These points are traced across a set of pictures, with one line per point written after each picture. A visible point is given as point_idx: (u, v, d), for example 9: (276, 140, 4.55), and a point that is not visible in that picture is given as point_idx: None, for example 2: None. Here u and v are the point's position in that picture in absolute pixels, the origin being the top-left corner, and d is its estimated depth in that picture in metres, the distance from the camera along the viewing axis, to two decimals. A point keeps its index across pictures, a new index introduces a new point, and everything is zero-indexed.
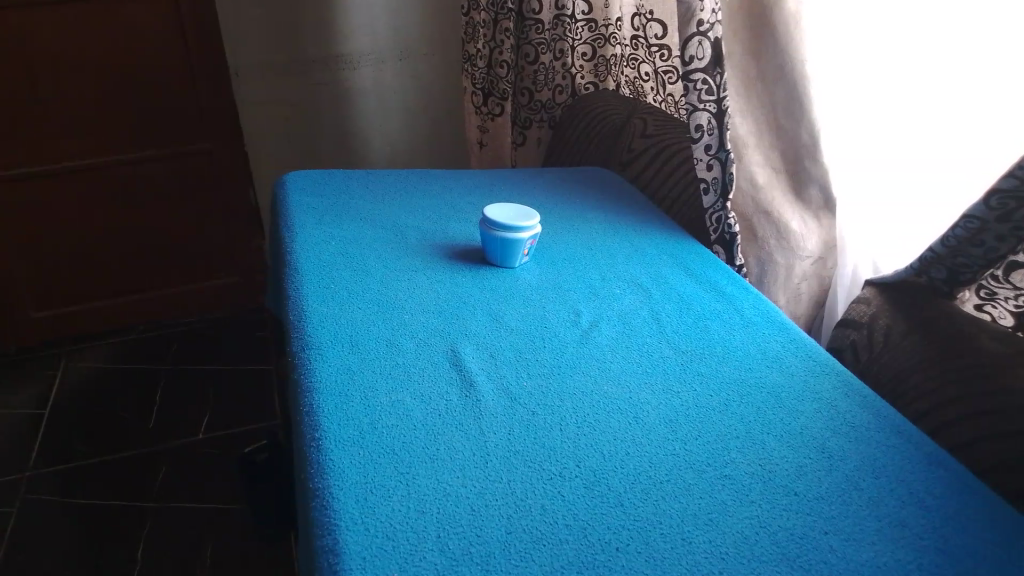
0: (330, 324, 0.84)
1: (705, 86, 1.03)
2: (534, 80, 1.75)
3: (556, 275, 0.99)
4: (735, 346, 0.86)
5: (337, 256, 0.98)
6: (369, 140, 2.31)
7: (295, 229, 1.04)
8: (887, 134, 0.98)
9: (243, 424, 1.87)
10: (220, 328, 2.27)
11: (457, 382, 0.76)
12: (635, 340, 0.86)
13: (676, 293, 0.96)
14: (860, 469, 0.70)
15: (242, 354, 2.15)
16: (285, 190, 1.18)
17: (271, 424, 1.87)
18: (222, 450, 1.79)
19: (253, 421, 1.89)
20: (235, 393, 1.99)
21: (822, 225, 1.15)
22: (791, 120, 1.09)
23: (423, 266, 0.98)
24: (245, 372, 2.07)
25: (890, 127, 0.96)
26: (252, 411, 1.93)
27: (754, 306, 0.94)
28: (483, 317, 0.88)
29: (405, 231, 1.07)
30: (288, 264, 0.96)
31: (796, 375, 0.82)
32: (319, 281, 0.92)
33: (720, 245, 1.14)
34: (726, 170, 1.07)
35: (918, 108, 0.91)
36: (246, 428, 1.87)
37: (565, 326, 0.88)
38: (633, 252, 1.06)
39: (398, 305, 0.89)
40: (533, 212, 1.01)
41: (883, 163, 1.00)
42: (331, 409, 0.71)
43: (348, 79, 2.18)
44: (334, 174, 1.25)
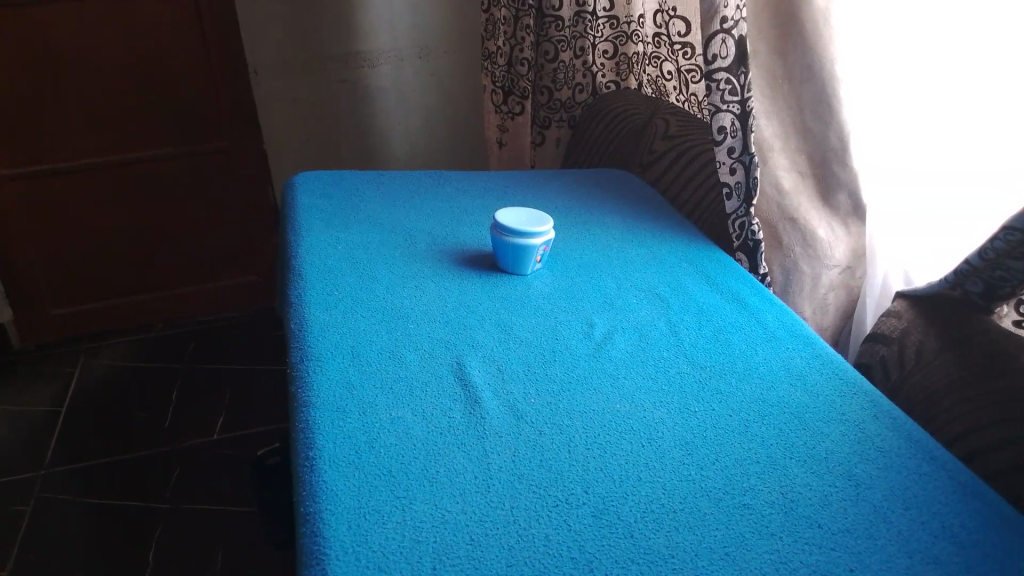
0: (331, 333, 0.80)
1: (729, 86, 1.00)
2: (553, 79, 1.71)
3: (570, 283, 0.95)
4: (757, 362, 0.82)
5: (343, 261, 0.95)
6: (388, 139, 2.28)
7: (301, 232, 1.01)
8: (914, 133, 0.93)
9: (253, 426, 1.85)
10: (235, 328, 2.25)
11: (461, 397, 0.73)
12: (651, 354, 0.82)
13: (695, 304, 0.92)
14: (889, 500, 0.65)
15: (258, 355, 2.13)
16: (294, 192, 1.15)
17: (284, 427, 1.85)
18: (234, 452, 1.77)
19: (263, 424, 1.86)
20: (248, 394, 1.96)
21: (850, 233, 1.09)
22: (819, 123, 1.04)
23: (431, 273, 0.95)
24: (259, 373, 2.05)
25: (919, 123, 0.92)
26: (264, 413, 1.90)
27: (777, 319, 0.90)
28: (491, 327, 0.84)
29: (415, 236, 1.03)
30: (292, 269, 0.93)
31: (821, 394, 0.78)
32: (322, 288, 0.89)
33: (743, 253, 1.09)
34: (750, 173, 1.03)
35: (959, 111, 0.86)
36: (257, 430, 1.84)
37: (578, 339, 0.84)
38: (651, 260, 1.02)
39: (403, 314, 0.85)
40: (547, 217, 0.97)
41: (923, 163, 0.93)
42: (328, 427, 0.67)
43: (368, 76, 2.16)
44: (344, 175, 1.22)
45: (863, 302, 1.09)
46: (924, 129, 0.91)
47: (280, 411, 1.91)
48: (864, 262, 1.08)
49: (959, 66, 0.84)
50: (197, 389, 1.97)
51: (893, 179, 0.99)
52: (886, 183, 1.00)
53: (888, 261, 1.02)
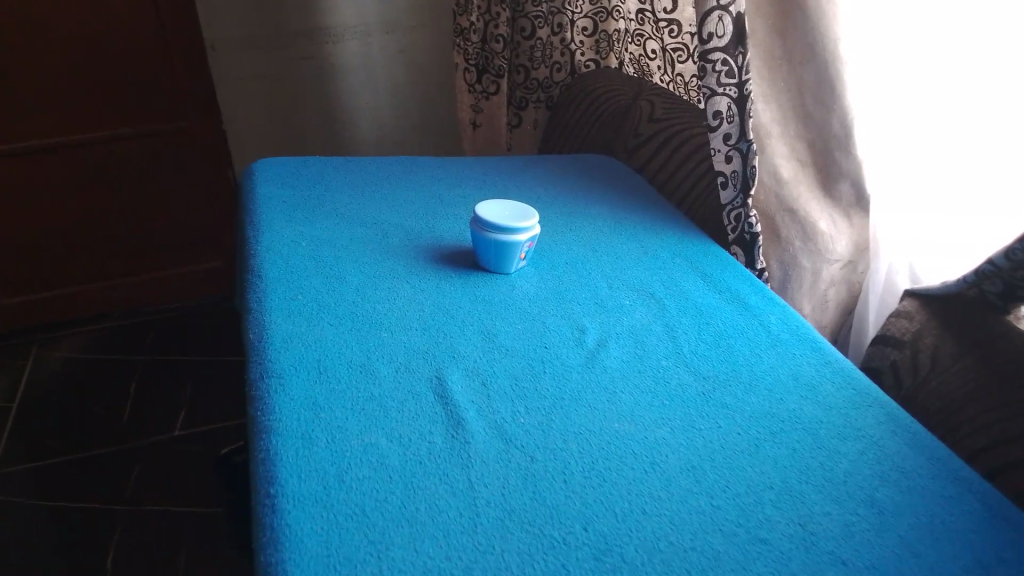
0: (295, 344, 0.72)
1: (725, 67, 0.94)
2: (531, 56, 1.64)
3: (557, 282, 0.88)
4: (763, 371, 0.75)
5: (308, 261, 0.86)
6: (356, 119, 2.17)
7: (262, 226, 0.92)
8: (934, 117, 0.87)
9: (215, 421, 1.75)
10: (198, 318, 2.14)
11: (442, 418, 0.65)
12: (649, 364, 0.75)
13: (693, 305, 0.85)
14: (915, 528, 0.59)
15: (223, 345, 2.03)
16: (254, 181, 1.05)
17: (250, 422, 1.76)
18: (196, 448, 1.67)
19: (227, 420, 1.77)
20: (211, 386, 1.87)
21: (854, 226, 1.02)
22: (820, 109, 0.97)
23: (407, 273, 0.87)
24: (224, 365, 1.95)
25: (939, 107, 0.85)
26: (228, 407, 1.81)
27: (781, 322, 0.84)
28: (473, 335, 0.77)
29: (388, 230, 0.95)
30: (252, 267, 0.84)
31: (834, 407, 0.72)
32: (285, 291, 0.80)
33: (739, 246, 1.02)
34: (748, 162, 0.96)
35: (973, 91, 0.81)
36: (221, 425, 1.75)
37: (569, 347, 0.76)
38: (643, 255, 0.95)
39: (376, 320, 0.77)
40: (532, 210, 0.89)
41: (953, 151, 0.86)
42: (292, 456, 0.59)
43: (333, 53, 2.05)
44: (307, 163, 1.13)
45: (868, 299, 1.02)
46: (953, 112, 0.84)
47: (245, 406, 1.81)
48: (867, 256, 1.02)
49: (972, 43, 0.79)
50: (159, 382, 1.87)
51: (921, 165, 0.91)
52: (912, 170, 0.92)
53: (895, 254, 0.96)
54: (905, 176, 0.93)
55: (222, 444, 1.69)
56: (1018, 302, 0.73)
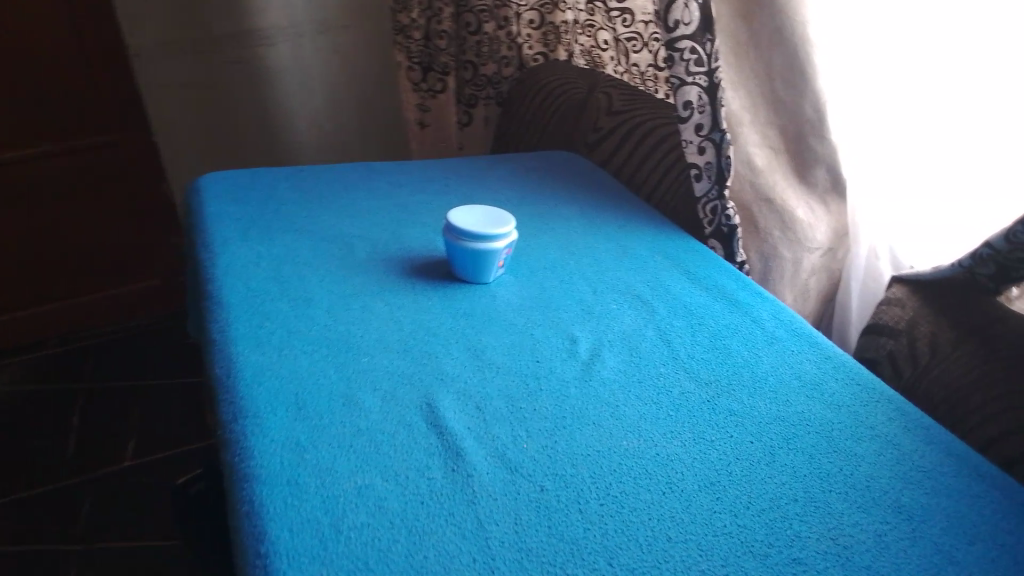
0: (268, 377, 0.66)
1: (694, 56, 0.90)
2: (478, 52, 1.59)
3: (538, 289, 0.83)
4: (765, 372, 0.72)
5: (270, 282, 0.79)
6: (292, 121, 2.07)
7: (216, 247, 0.85)
8: (916, 103, 0.85)
9: (173, 447, 1.64)
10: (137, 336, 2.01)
11: (439, 451, 0.59)
12: (647, 372, 0.71)
13: (683, 306, 0.81)
14: (948, 534, 0.57)
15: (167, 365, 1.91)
16: (201, 197, 0.98)
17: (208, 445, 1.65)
18: (152, 478, 1.56)
19: (185, 445, 1.66)
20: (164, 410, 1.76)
21: (832, 212, 1.00)
22: (791, 93, 0.94)
23: (379, 289, 0.81)
24: (172, 388, 1.83)
25: (921, 91, 0.83)
26: (186, 431, 1.70)
27: (774, 318, 0.81)
28: (460, 353, 0.71)
29: (353, 244, 0.89)
30: (210, 294, 0.77)
31: (842, 406, 0.69)
32: (250, 319, 0.73)
33: (717, 240, 0.99)
34: (722, 152, 0.93)
35: (960, 72, 0.78)
36: (178, 451, 1.64)
37: (562, 359, 0.72)
38: (622, 255, 0.91)
39: (353, 343, 0.71)
40: (506, 214, 0.84)
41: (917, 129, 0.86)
42: (280, 507, 0.53)
43: (265, 56, 1.95)
44: (257, 174, 1.06)
45: (850, 285, 1.00)
46: (892, 83, 0.86)
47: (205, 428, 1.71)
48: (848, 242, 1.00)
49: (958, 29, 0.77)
50: (102, 411, 1.74)
51: (889, 142, 0.90)
52: (881, 148, 0.91)
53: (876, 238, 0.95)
54: (875, 157, 0.92)
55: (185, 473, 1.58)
56: (1013, 283, 0.70)
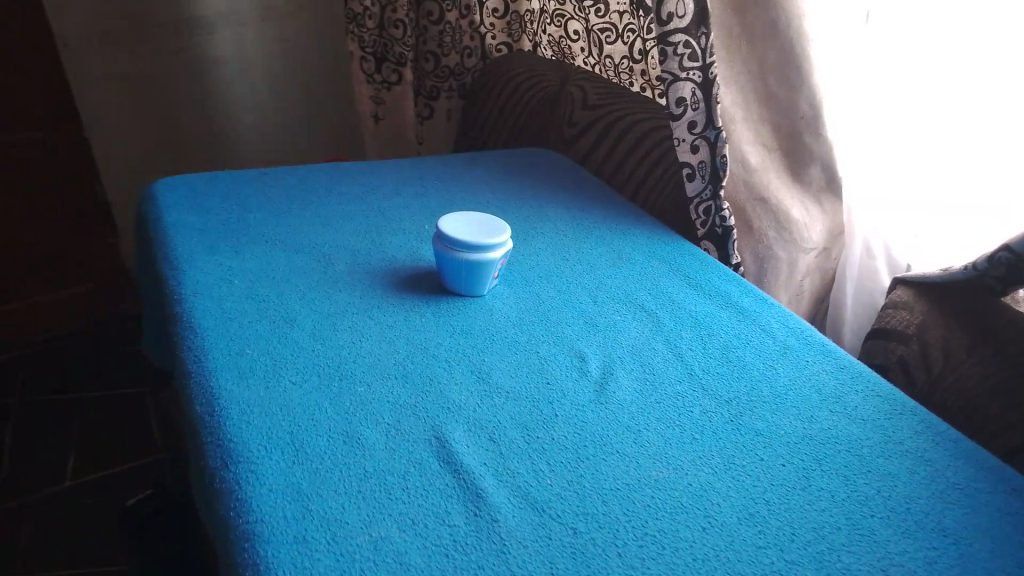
0: (258, 414, 0.59)
1: (688, 50, 0.86)
2: (440, 43, 1.48)
3: (535, 301, 0.78)
4: (784, 387, 0.69)
5: (246, 302, 0.72)
6: (235, 114, 1.94)
7: (181, 263, 0.77)
8: (951, 101, 0.79)
9: (104, 466, 1.46)
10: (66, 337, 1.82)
11: (457, 493, 0.54)
12: (664, 392, 0.67)
13: (689, 315, 0.78)
14: (998, 558, 0.54)
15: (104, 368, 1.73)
16: (158, 206, 0.89)
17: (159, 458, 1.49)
18: (89, 498, 1.39)
19: (123, 462, 1.48)
20: (100, 424, 1.57)
21: (826, 211, 0.97)
22: (785, 89, 0.91)
23: (367, 306, 0.74)
24: (107, 399, 1.64)
25: (958, 89, 0.78)
26: (128, 444, 1.53)
27: (783, 325, 0.77)
28: (464, 377, 0.66)
29: (332, 255, 0.82)
30: (180, 318, 0.70)
31: (867, 420, 0.66)
32: (229, 345, 0.66)
33: (709, 240, 0.95)
34: (716, 151, 0.89)
35: (1014, 67, 0.72)
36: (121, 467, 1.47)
37: (573, 380, 0.67)
38: (618, 260, 0.87)
39: (347, 369, 0.65)
40: (500, 221, 0.79)
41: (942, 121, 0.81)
42: (291, 569, 0.47)
43: (203, 47, 1.81)
44: (217, 178, 0.98)
45: (844, 284, 0.98)
46: (965, 69, 0.76)
47: (154, 441, 1.54)
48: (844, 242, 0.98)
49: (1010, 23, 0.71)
50: (33, 426, 1.56)
51: (891, 143, 0.88)
52: (881, 145, 0.89)
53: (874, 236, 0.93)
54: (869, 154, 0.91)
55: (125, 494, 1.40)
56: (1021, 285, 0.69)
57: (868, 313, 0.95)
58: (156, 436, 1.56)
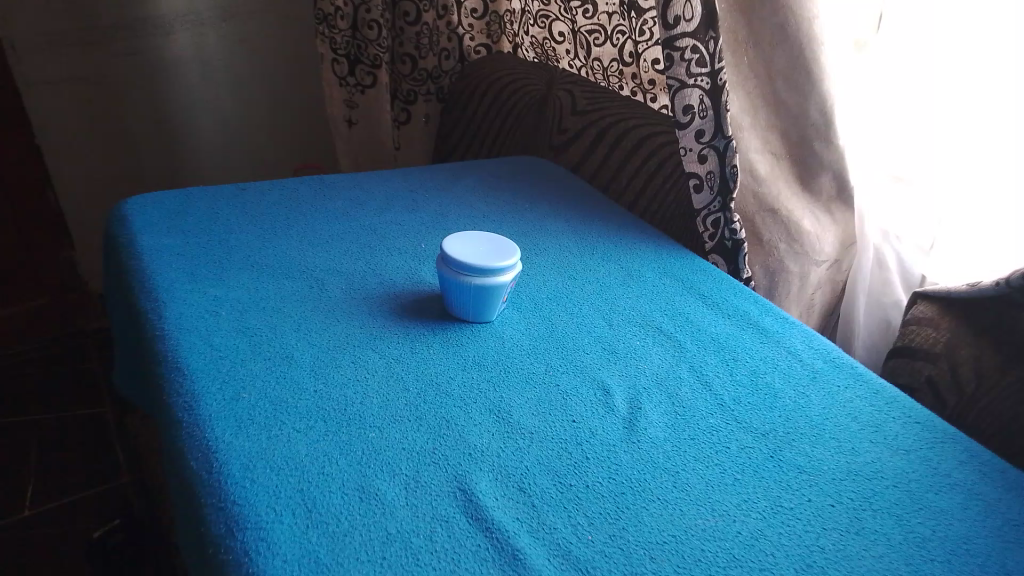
0: (262, 472, 0.53)
1: (696, 55, 0.81)
2: (416, 44, 1.44)
3: (548, 326, 0.73)
4: (819, 416, 0.65)
5: (237, 337, 0.66)
6: (197, 118, 1.84)
7: (160, 294, 0.71)
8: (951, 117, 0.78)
9: (52, 498, 1.33)
10: (18, 355, 1.70)
11: (493, 554, 0.49)
12: (696, 427, 0.62)
13: (710, 338, 0.73)
14: None
15: (64, 386, 1.62)
16: (129, 229, 0.82)
17: (123, 483, 1.37)
18: (52, 528, 1.27)
19: (75, 492, 1.35)
20: (53, 450, 1.45)
21: (837, 221, 0.94)
22: (795, 94, 0.86)
23: (369, 336, 0.69)
24: (62, 422, 1.52)
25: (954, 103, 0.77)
26: (91, 470, 1.41)
27: (807, 346, 0.74)
28: (483, 416, 0.61)
29: (326, 280, 0.76)
30: (165, 358, 0.63)
31: (909, 450, 0.63)
32: (223, 390, 0.60)
33: (717, 253, 0.91)
34: (726, 160, 0.84)
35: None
36: (86, 494, 1.35)
37: (600, 416, 0.62)
38: (628, 279, 0.82)
39: (354, 412, 0.59)
40: (509, 243, 0.73)
41: (980, 120, 0.75)
42: None
43: (162, 48, 1.73)
44: (191, 195, 0.91)
45: (855, 295, 0.95)
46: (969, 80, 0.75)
47: (119, 464, 1.43)
48: (856, 252, 0.94)
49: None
50: None
51: (915, 144, 0.83)
52: (904, 150, 0.85)
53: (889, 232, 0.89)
54: (894, 159, 0.86)
55: (89, 526, 1.28)
56: None
57: (881, 328, 0.92)
58: (120, 461, 1.44)
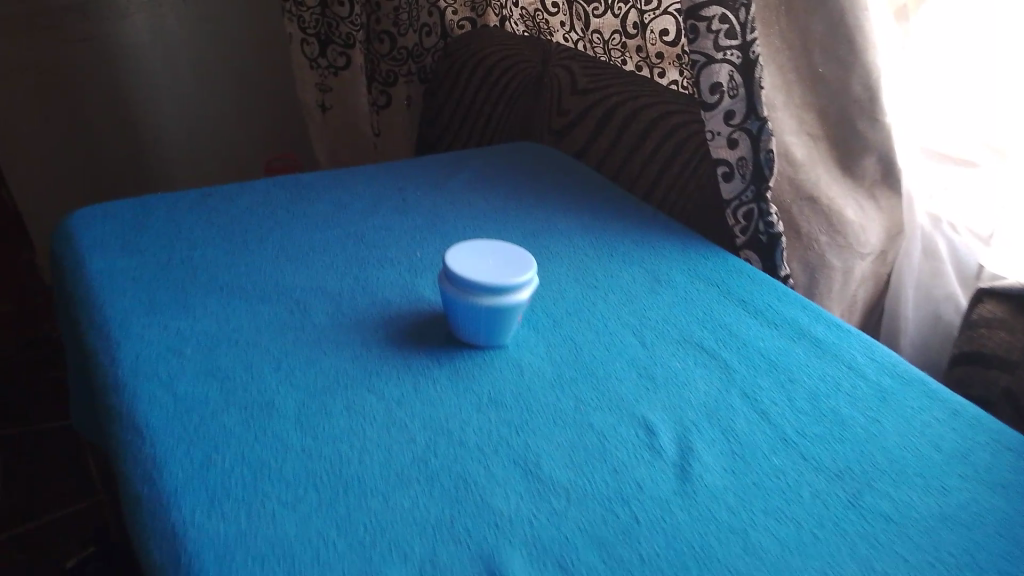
0: (241, 565, 0.42)
1: (725, 25, 0.70)
2: (395, 21, 1.30)
3: (572, 349, 0.63)
4: (896, 447, 0.56)
5: (206, 383, 0.55)
6: (159, 107, 1.68)
7: (112, 331, 0.60)
8: None
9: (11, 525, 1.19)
10: None
11: None
12: (759, 470, 0.53)
13: (760, 355, 0.63)
14: None
15: (26, 398, 1.48)
16: (78, 249, 0.71)
17: (90, 504, 1.25)
18: (12, 557, 1.15)
19: (35, 518, 1.22)
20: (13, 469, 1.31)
21: (882, 210, 0.83)
22: (835, 68, 0.76)
23: (364, 372, 0.58)
24: (22, 437, 1.38)
25: None
26: (56, 490, 1.28)
27: (870, 360, 0.64)
28: (507, 471, 0.50)
29: (310, 304, 0.65)
30: (120, 414, 0.52)
31: (1006, 486, 0.53)
32: (191, 454, 0.49)
33: (750, 249, 0.81)
34: (760, 145, 0.74)
35: None
36: (49, 517, 1.22)
37: (645, 463, 0.52)
38: (656, 285, 0.72)
39: (353, 476, 0.49)
40: (529, 266, 0.61)
41: None
42: None
43: (116, 33, 1.56)
44: (148, 204, 0.80)
45: (902, 289, 0.85)
46: None
47: (91, 480, 1.30)
48: (904, 243, 0.83)
49: None
50: None
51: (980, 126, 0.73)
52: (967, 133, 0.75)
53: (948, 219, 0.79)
54: (940, 137, 0.78)
55: (51, 556, 1.15)
56: None
57: (930, 322, 0.83)
58: (90, 478, 1.31)
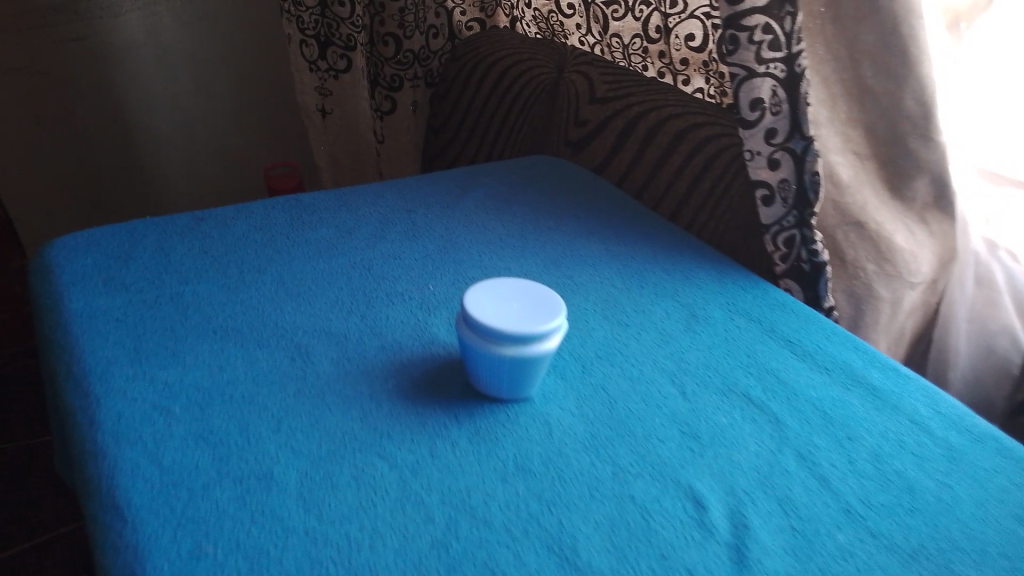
0: None
1: (770, 36, 0.63)
2: (402, 23, 1.23)
3: (605, 402, 0.56)
4: (975, 519, 0.49)
5: (197, 451, 0.49)
6: (153, 109, 1.61)
7: (92, 386, 0.53)
8: None
9: None
10: None
11: None
12: (824, 550, 0.46)
13: (814, 409, 0.57)
14: None
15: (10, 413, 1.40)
16: (58, 288, 0.64)
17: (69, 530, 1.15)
18: None
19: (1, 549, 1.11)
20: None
21: (934, 234, 0.76)
22: (887, 83, 0.69)
23: (373, 433, 0.52)
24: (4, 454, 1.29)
25: None
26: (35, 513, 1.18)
27: (935, 413, 0.58)
28: (540, 558, 0.44)
29: (313, 350, 0.59)
30: (99, 491, 0.46)
31: None
32: (179, 541, 0.43)
33: (791, 279, 0.74)
34: (805, 167, 0.67)
35: None
36: (23, 546, 1.12)
37: (696, 546, 0.45)
38: (694, 323, 0.65)
39: (364, 567, 0.42)
40: (553, 319, 0.53)
41: None
42: None
43: (107, 32, 1.49)
44: (137, 231, 0.73)
45: (954, 320, 0.79)
46: None
47: (73, 503, 1.21)
48: (956, 269, 0.77)
49: None
50: None
51: None
52: None
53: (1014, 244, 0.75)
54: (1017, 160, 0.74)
55: None
56: None
57: (983, 356, 0.78)
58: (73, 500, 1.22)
